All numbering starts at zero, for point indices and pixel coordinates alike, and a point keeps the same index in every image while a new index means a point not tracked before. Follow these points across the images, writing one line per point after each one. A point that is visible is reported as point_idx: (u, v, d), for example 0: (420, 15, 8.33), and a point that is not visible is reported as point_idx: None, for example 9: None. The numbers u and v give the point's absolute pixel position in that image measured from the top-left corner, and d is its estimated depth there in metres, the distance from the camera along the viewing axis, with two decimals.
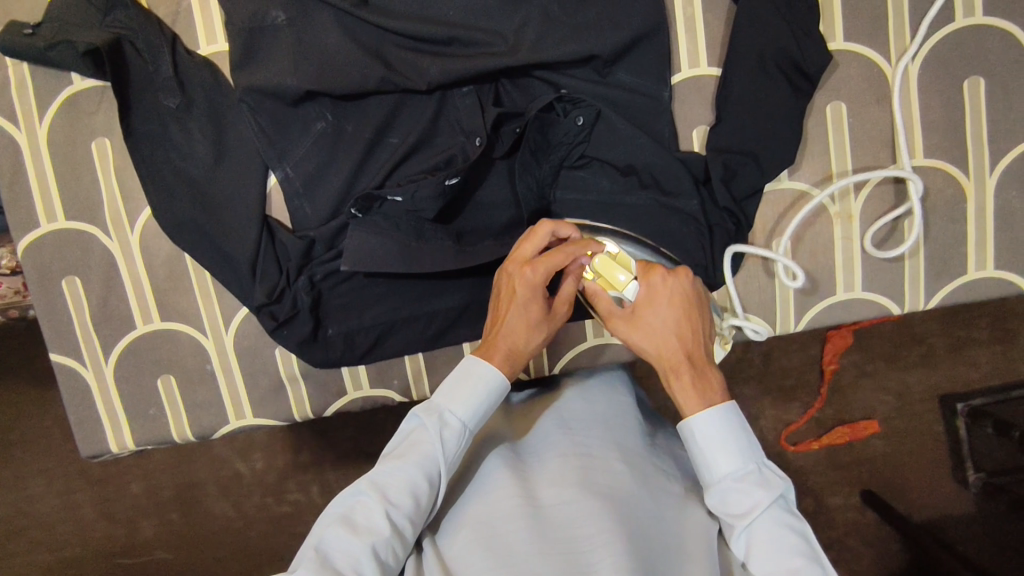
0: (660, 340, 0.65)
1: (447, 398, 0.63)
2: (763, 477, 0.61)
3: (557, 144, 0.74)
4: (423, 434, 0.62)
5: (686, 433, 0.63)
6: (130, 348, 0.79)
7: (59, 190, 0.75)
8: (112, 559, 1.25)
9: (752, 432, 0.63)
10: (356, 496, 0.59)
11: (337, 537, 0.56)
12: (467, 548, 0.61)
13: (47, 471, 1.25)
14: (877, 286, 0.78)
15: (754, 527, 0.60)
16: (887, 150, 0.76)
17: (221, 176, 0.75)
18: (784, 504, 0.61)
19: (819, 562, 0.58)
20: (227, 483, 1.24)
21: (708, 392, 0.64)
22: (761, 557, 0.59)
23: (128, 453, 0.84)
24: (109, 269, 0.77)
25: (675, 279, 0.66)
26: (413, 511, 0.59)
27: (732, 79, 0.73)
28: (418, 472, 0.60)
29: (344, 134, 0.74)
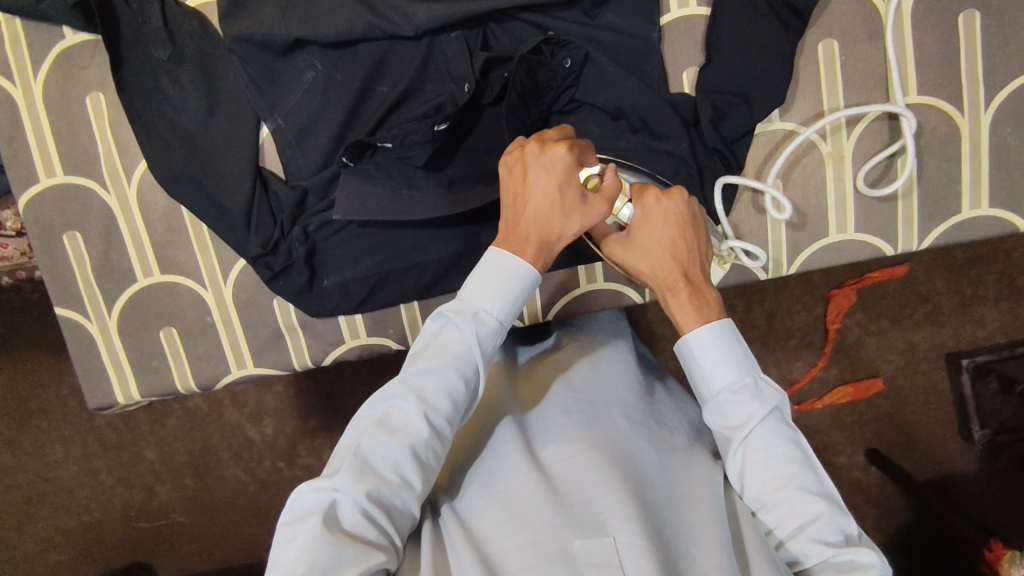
0: (656, 259, 0.66)
1: (477, 296, 0.62)
2: (759, 389, 0.62)
3: (545, 87, 0.73)
4: (457, 334, 0.61)
5: (684, 350, 0.64)
6: (131, 301, 0.80)
7: (56, 145, 0.76)
8: (132, 523, 1.30)
9: (747, 345, 0.64)
10: (389, 401, 0.59)
11: (375, 441, 0.57)
12: (479, 503, 0.63)
13: (62, 438, 1.27)
14: (871, 227, 0.78)
15: (751, 439, 0.61)
16: (881, 89, 0.75)
17: (214, 128, 0.75)
18: (779, 416, 0.62)
19: (812, 468, 0.61)
20: (238, 447, 1.27)
21: (705, 310, 0.65)
22: (757, 467, 0.60)
23: (135, 406, 0.86)
24: (109, 223, 0.78)
25: (670, 201, 0.66)
26: (449, 414, 0.60)
27: (721, 18, 0.72)
28: (455, 373, 0.60)
29: (334, 83, 0.75)
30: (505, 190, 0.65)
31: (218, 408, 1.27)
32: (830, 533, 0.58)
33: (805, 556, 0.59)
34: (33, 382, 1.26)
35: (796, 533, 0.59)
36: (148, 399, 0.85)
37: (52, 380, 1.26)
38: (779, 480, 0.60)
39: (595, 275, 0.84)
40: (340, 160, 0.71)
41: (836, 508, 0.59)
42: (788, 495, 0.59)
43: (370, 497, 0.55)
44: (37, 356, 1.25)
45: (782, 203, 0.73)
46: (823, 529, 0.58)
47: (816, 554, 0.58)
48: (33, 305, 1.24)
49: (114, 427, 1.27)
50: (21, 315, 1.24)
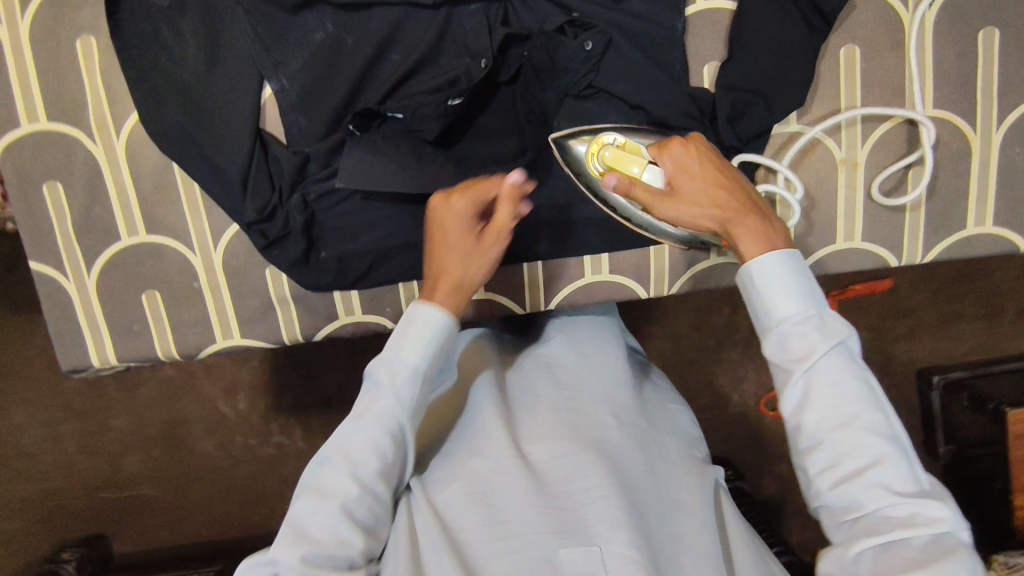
0: (711, 199, 0.62)
1: (396, 349, 0.64)
2: (825, 322, 0.57)
3: (563, 69, 0.71)
4: (379, 393, 0.63)
5: (745, 278, 0.60)
6: (113, 260, 0.76)
7: (40, 89, 0.72)
8: (92, 492, 1.25)
9: (813, 276, 0.59)
10: (320, 466, 0.62)
11: (304, 507, 0.60)
12: (459, 500, 0.63)
13: (18, 403, 1.21)
14: (878, 236, 0.78)
15: (815, 371, 0.56)
16: (899, 99, 0.74)
17: (215, 84, 0.72)
18: (848, 350, 0.57)
19: (880, 408, 0.57)
20: (212, 421, 1.23)
21: (774, 237, 0.61)
22: (818, 402, 0.56)
23: (110, 370, 0.81)
24: (94, 177, 0.74)
25: (695, 144, 0.64)
26: (379, 470, 0.62)
27: (747, 14, 0.71)
28: (379, 430, 0.62)
29: (344, 47, 0.72)
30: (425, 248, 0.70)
31: (190, 380, 1.23)
32: (895, 478, 0.55)
33: (861, 502, 0.55)
34: None
35: (853, 476, 0.55)
36: (125, 365, 0.81)
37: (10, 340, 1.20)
38: (840, 418, 0.56)
39: (601, 266, 0.79)
40: (346, 127, 0.71)
41: (900, 454, 0.55)
42: (851, 434, 0.55)
43: (302, 561, 0.58)
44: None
45: (795, 184, 0.74)
46: (887, 473, 0.55)
47: (877, 499, 0.54)
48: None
49: (80, 393, 1.22)
50: None
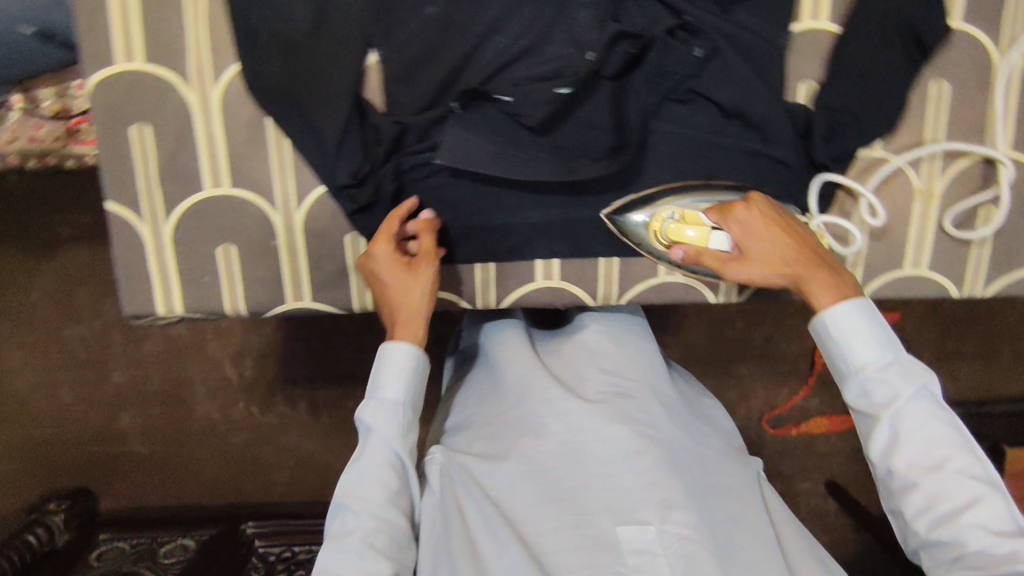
0: (783, 255, 0.68)
1: (376, 387, 0.71)
2: (906, 368, 0.64)
3: (669, 72, 0.73)
4: (374, 434, 0.70)
5: (820, 329, 0.67)
6: (193, 210, 0.76)
7: (142, 28, 0.70)
8: (82, 447, 1.23)
9: (888, 326, 0.66)
10: (338, 514, 0.67)
11: (331, 556, 0.65)
12: (512, 477, 0.69)
13: (21, 346, 1.20)
14: (942, 266, 0.80)
15: (901, 415, 0.62)
16: (979, 137, 0.77)
17: (319, 45, 0.71)
18: (929, 394, 0.63)
19: (972, 450, 0.61)
20: (217, 383, 1.21)
21: (845, 291, 0.67)
22: (909, 445, 0.61)
23: (171, 321, 0.80)
24: (185, 124, 0.73)
25: (757, 206, 0.70)
26: (387, 497, 0.67)
27: (850, 39, 0.73)
28: (381, 462, 0.68)
29: (454, 24, 0.72)
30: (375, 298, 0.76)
31: (197, 339, 1.21)
32: (993, 518, 0.58)
33: (963, 541, 0.58)
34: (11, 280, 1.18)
35: (953, 518, 0.59)
36: (189, 316, 0.80)
37: (33, 279, 1.18)
38: (932, 461, 0.61)
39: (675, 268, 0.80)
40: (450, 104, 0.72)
41: (995, 491, 0.59)
42: (944, 474, 0.60)
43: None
44: (11, 256, 1.18)
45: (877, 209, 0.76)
46: (985, 514, 0.58)
47: (978, 538, 0.58)
48: (18, 199, 1.17)
49: (84, 343, 1.20)
50: (24, 206, 1.17)
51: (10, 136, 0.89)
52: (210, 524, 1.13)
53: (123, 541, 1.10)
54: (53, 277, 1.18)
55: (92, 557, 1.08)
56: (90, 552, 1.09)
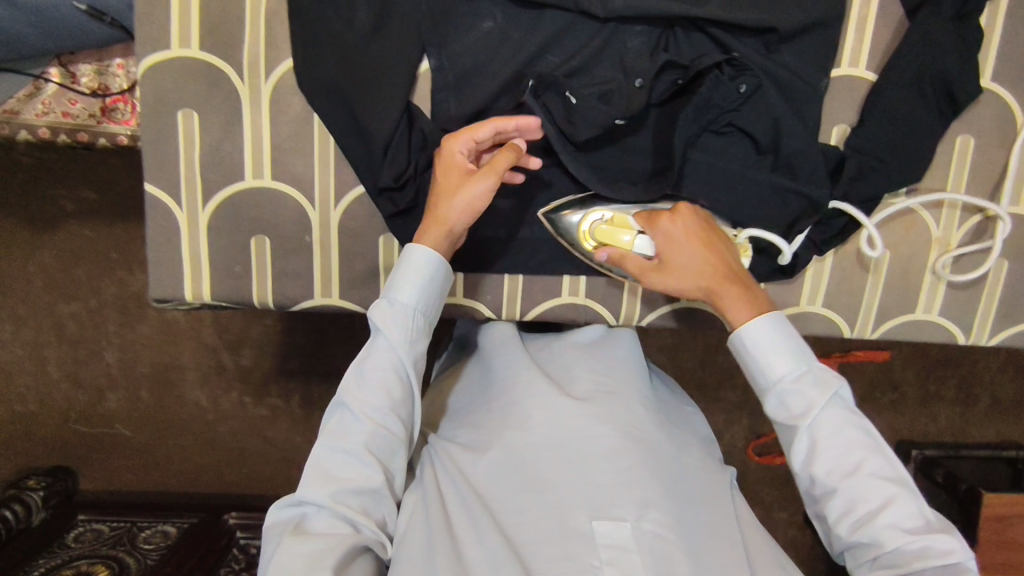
0: (698, 270, 0.70)
1: (395, 288, 0.69)
2: (819, 376, 0.65)
3: (713, 104, 0.75)
4: (382, 340, 0.68)
5: (737, 344, 0.68)
6: (230, 200, 0.76)
7: (200, 17, 0.72)
8: (66, 424, 1.20)
9: (799, 336, 0.67)
10: (339, 409, 0.67)
11: (324, 453, 0.65)
12: (494, 469, 0.68)
13: (11, 319, 1.16)
14: (954, 313, 0.83)
15: (815, 424, 0.64)
16: (997, 193, 0.80)
17: (374, 48, 0.73)
18: (840, 402, 0.65)
19: (883, 453, 0.63)
20: (208, 371, 1.19)
21: (754, 304, 0.68)
22: (823, 454, 0.64)
23: (196, 306, 0.81)
24: (233, 114, 0.74)
25: (682, 217, 0.72)
26: (387, 404, 0.66)
27: (886, 89, 0.76)
28: (388, 368, 0.68)
29: (508, 41, 0.74)
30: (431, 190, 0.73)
31: (196, 325, 1.19)
32: (905, 519, 0.61)
33: (880, 541, 0.61)
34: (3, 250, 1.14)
35: (869, 520, 0.61)
36: (216, 303, 0.81)
37: (29, 251, 1.14)
38: (848, 466, 0.63)
39: None
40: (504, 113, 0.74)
41: (909, 493, 0.62)
42: (859, 479, 0.62)
43: (330, 498, 0.63)
44: (9, 228, 1.13)
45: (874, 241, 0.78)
46: (899, 513, 0.61)
47: (894, 537, 0.60)
48: (21, 170, 1.11)
49: (77, 319, 1.17)
50: (17, 176, 1.12)
51: (43, 110, 0.87)
52: (193, 513, 1.12)
53: (101, 524, 1.09)
54: (53, 251, 1.15)
55: (69, 537, 1.06)
56: (66, 533, 1.07)
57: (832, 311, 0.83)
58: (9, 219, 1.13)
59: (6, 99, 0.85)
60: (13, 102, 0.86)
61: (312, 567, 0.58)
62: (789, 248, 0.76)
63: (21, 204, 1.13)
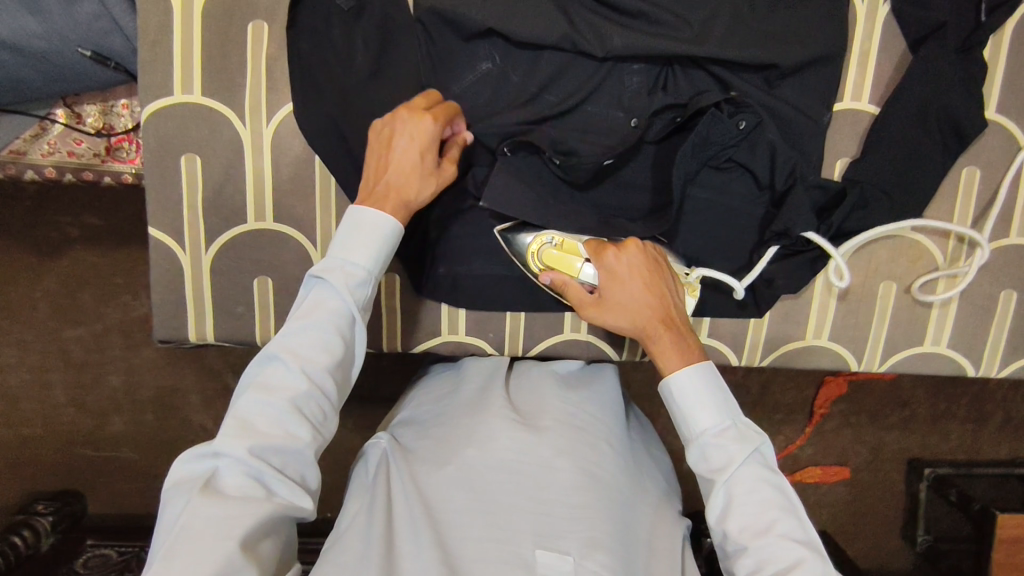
0: (635, 311, 0.69)
1: (343, 249, 0.65)
2: (740, 433, 0.67)
3: (712, 142, 0.74)
4: (328, 294, 0.64)
5: (667, 391, 0.69)
6: (233, 242, 0.76)
7: (202, 63, 0.72)
8: (72, 450, 1.20)
9: (727, 389, 0.69)
10: (266, 362, 0.62)
11: (251, 403, 0.60)
12: (449, 486, 0.67)
13: (17, 345, 1.17)
14: (962, 345, 0.82)
15: (732, 479, 0.66)
16: (1006, 224, 0.79)
17: (375, 91, 0.73)
18: (760, 459, 0.67)
19: (795, 515, 0.65)
20: (212, 396, 1.19)
21: (686, 352, 0.69)
22: (738, 511, 0.65)
23: (200, 346, 0.81)
24: (235, 157, 0.74)
25: (628, 255, 0.70)
26: (328, 366, 0.63)
27: (888, 123, 0.76)
28: (329, 328, 0.63)
29: (508, 81, 0.74)
30: (370, 151, 0.68)
31: (200, 351, 1.19)
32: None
33: None
34: (10, 278, 1.15)
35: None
36: (219, 343, 0.81)
37: (34, 279, 1.15)
38: (761, 524, 0.64)
39: (701, 330, 0.81)
40: (500, 150, 0.73)
41: (817, 557, 0.62)
42: (770, 538, 0.63)
43: (250, 453, 0.58)
44: (13, 257, 1.14)
45: (842, 271, 0.78)
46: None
47: None
48: (26, 199, 1.13)
49: (82, 346, 1.18)
50: (26, 206, 1.13)
51: (50, 150, 0.87)
52: None
53: (109, 548, 1.08)
54: (57, 277, 1.15)
55: (78, 563, 1.05)
56: (75, 558, 1.06)
57: (839, 345, 0.82)
58: (16, 248, 1.14)
59: (13, 139, 0.86)
60: (19, 143, 0.86)
61: (223, 536, 0.54)
62: (741, 285, 0.76)
63: (28, 232, 1.14)
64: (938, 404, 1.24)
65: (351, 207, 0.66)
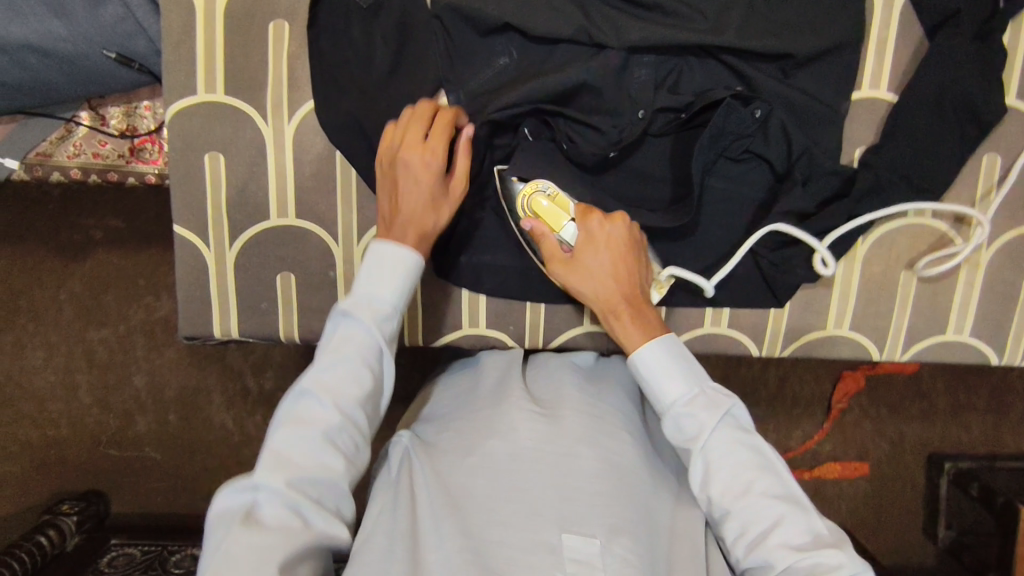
0: (600, 282, 0.71)
1: (370, 284, 0.67)
2: (709, 399, 0.69)
3: (728, 132, 0.74)
4: (357, 328, 0.66)
5: (634, 364, 0.71)
6: (256, 238, 0.78)
7: (224, 62, 0.74)
8: (97, 449, 1.22)
9: (692, 358, 0.71)
10: (299, 396, 0.64)
11: (288, 438, 0.62)
12: (467, 472, 0.68)
13: (43, 346, 1.19)
14: (985, 334, 0.82)
15: (708, 448, 0.68)
16: None
17: (393, 87, 0.75)
18: (729, 421, 0.69)
19: (774, 473, 0.68)
20: (234, 394, 1.21)
21: (645, 328, 0.71)
22: (718, 477, 0.67)
23: (225, 342, 0.82)
24: (257, 154, 0.76)
25: (612, 225, 0.71)
26: (359, 398, 0.65)
27: (907, 110, 0.75)
28: (359, 362, 0.65)
29: (525, 75, 0.75)
30: (381, 187, 0.70)
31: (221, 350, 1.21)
32: (795, 535, 0.64)
33: (770, 560, 0.64)
34: (36, 280, 1.17)
35: (761, 540, 0.65)
36: (243, 338, 0.82)
37: (59, 281, 1.17)
38: (740, 486, 0.67)
39: (721, 320, 0.82)
40: (522, 130, 0.75)
41: (797, 510, 0.66)
42: (752, 499, 0.66)
43: (288, 487, 0.60)
44: (38, 259, 1.17)
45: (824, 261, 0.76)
46: (787, 531, 0.64)
47: (782, 556, 0.63)
48: (50, 203, 1.15)
49: (106, 346, 1.20)
50: (51, 209, 1.15)
51: (76, 152, 0.88)
52: None
53: (134, 548, 1.09)
54: (82, 279, 1.17)
55: (102, 562, 1.06)
56: (101, 558, 1.08)
57: (860, 334, 0.82)
58: (41, 250, 1.16)
59: (40, 142, 0.87)
60: (46, 145, 0.88)
61: (265, 567, 0.56)
62: (711, 285, 0.76)
63: (53, 234, 1.16)
64: (959, 396, 1.23)
65: (375, 241, 0.69)
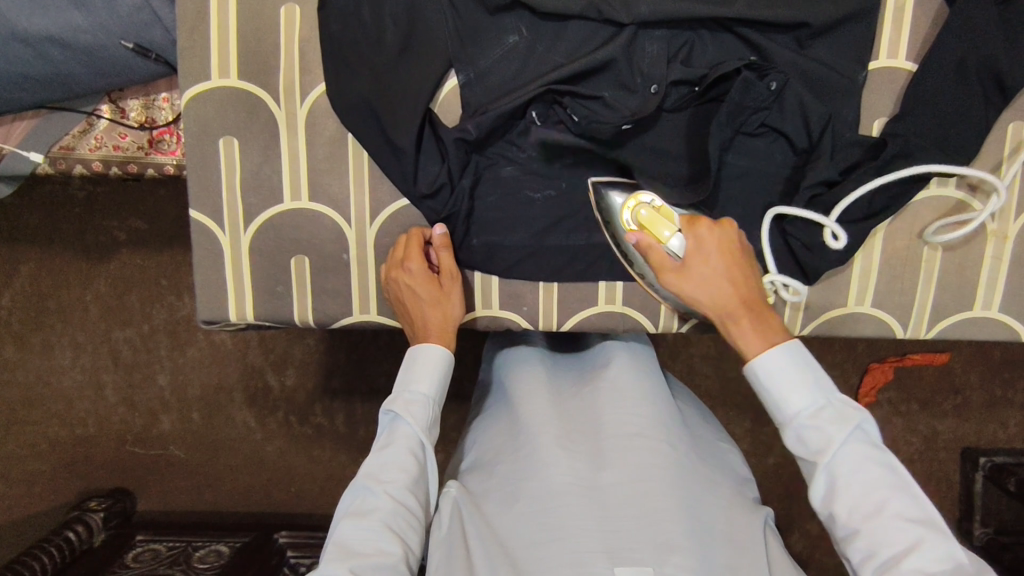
0: (713, 286, 0.67)
1: (407, 380, 0.73)
2: (838, 411, 0.62)
3: (745, 106, 0.74)
4: (401, 425, 0.71)
5: (754, 376, 0.65)
6: (271, 222, 0.78)
7: (237, 47, 0.75)
8: (121, 445, 1.24)
9: (820, 368, 0.64)
10: (357, 492, 0.68)
11: (347, 530, 0.65)
12: (514, 516, 0.67)
13: (70, 346, 1.22)
14: (1015, 310, 0.79)
15: (835, 464, 0.61)
16: None
17: (404, 66, 0.75)
18: (861, 435, 0.61)
19: (909, 492, 0.59)
20: (254, 389, 1.22)
21: (769, 334, 0.66)
22: (843, 493, 0.60)
23: (243, 327, 0.83)
24: (271, 138, 0.76)
25: (721, 231, 0.69)
26: (408, 483, 0.68)
27: (927, 77, 0.73)
28: (403, 452, 0.69)
29: (535, 52, 0.75)
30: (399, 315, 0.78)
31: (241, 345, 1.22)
32: (933, 562, 0.56)
33: None
34: (62, 278, 1.20)
35: (893, 564, 0.57)
36: (259, 323, 0.83)
37: (84, 279, 1.20)
38: (871, 506, 0.59)
39: None
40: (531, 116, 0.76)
41: (939, 534, 0.57)
42: (881, 520, 0.58)
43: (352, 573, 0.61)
44: (64, 258, 1.19)
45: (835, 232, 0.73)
46: (925, 557, 0.56)
47: None
48: (75, 205, 1.18)
49: (129, 343, 1.21)
50: (75, 207, 1.18)
51: (97, 145, 0.89)
52: (243, 533, 1.12)
53: (159, 544, 1.09)
54: (106, 277, 1.20)
55: (128, 557, 1.05)
56: (127, 552, 1.07)
57: (881, 312, 0.80)
58: (67, 250, 1.19)
59: (63, 136, 0.89)
60: (68, 139, 0.89)
61: None
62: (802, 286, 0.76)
63: (78, 234, 1.19)
64: (993, 386, 1.18)
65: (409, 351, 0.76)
